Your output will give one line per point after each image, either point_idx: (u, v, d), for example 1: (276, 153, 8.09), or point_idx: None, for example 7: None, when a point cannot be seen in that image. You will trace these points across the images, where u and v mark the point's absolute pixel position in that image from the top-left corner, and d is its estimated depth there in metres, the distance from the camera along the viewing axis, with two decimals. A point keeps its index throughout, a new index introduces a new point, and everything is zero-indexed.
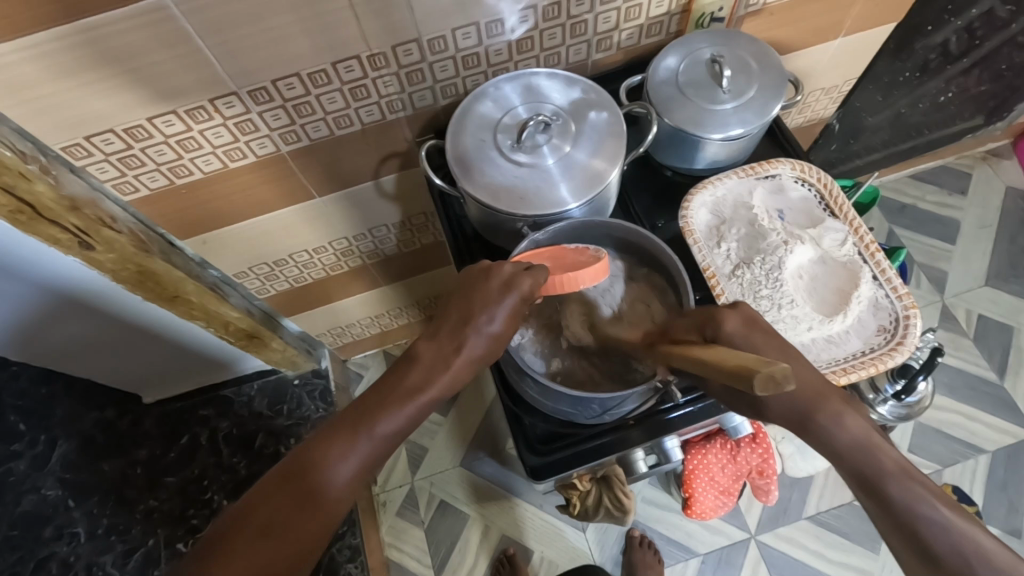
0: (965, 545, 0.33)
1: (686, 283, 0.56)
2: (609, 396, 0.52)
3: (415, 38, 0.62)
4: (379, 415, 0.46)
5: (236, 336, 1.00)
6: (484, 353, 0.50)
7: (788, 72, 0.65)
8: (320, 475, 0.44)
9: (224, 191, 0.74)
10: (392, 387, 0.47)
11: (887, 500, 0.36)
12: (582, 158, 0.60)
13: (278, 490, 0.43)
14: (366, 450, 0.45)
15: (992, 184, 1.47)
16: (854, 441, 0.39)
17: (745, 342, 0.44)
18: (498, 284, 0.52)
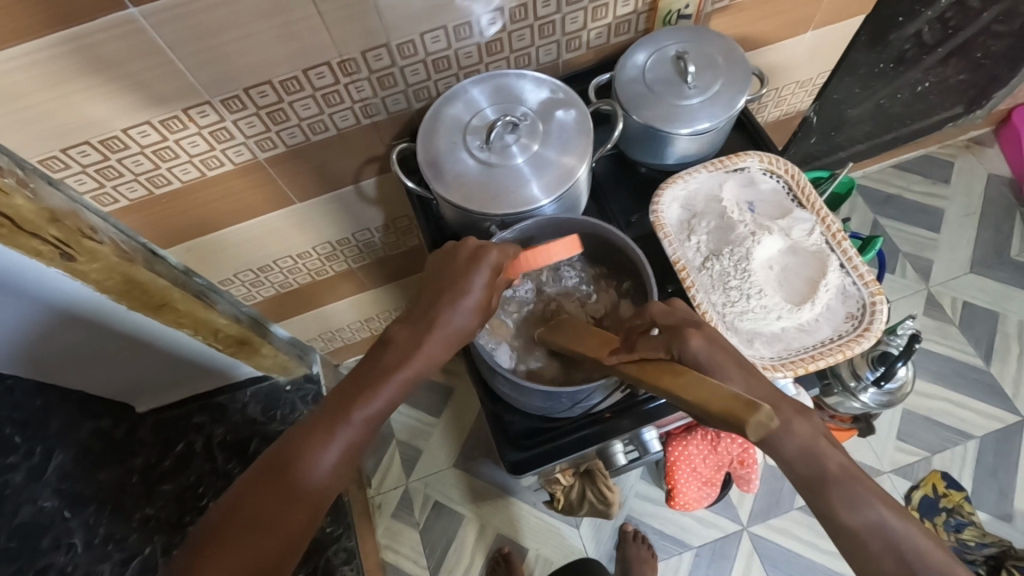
0: (903, 541, 0.37)
1: (649, 276, 0.57)
2: (576, 389, 0.54)
3: (385, 44, 0.63)
4: (358, 400, 0.47)
5: (225, 343, 1.01)
6: (463, 326, 0.51)
7: (753, 66, 0.66)
8: (303, 464, 0.45)
9: (202, 199, 0.75)
10: (369, 373, 0.48)
11: (830, 511, 0.40)
12: (551, 156, 0.61)
13: (262, 483, 0.44)
14: (347, 436, 0.46)
15: (975, 172, 1.48)
16: (803, 447, 0.40)
17: (710, 361, 0.44)
18: (465, 257, 0.53)
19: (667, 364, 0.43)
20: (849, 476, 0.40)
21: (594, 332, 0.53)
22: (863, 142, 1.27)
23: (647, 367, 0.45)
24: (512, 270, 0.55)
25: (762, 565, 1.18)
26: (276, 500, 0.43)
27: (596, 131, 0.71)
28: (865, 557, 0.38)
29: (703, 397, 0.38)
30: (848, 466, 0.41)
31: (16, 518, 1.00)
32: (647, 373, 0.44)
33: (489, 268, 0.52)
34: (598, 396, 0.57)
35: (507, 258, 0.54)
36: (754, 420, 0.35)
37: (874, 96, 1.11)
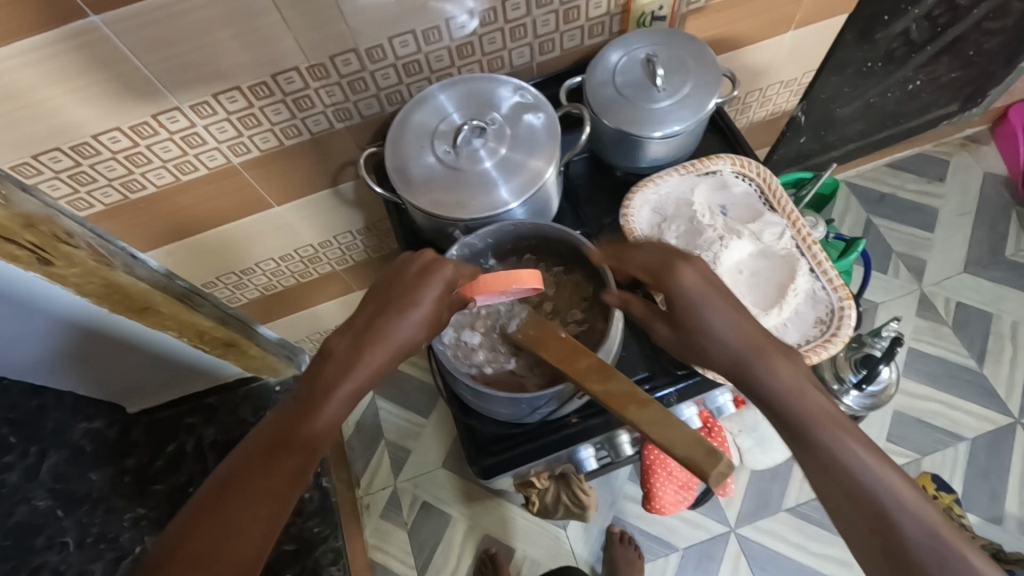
0: (876, 484, 0.42)
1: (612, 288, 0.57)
2: (534, 395, 0.53)
3: (353, 48, 0.63)
4: (303, 418, 0.48)
5: (212, 345, 1.02)
6: (410, 338, 0.51)
7: (723, 67, 0.65)
8: (245, 491, 0.45)
9: (180, 203, 0.75)
10: (310, 389, 0.49)
11: (818, 450, 0.44)
12: (519, 160, 0.61)
13: (204, 517, 0.44)
14: (291, 456, 0.47)
15: (971, 170, 1.47)
16: (786, 389, 0.47)
17: (697, 296, 0.51)
18: (417, 272, 0.54)
19: (631, 392, 0.46)
20: (830, 428, 0.45)
21: (564, 340, 0.51)
22: (855, 142, 1.27)
23: (614, 393, 0.46)
24: (472, 290, 0.55)
25: (749, 567, 1.17)
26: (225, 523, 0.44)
27: (567, 135, 0.71)
28: (848, 502, 0.43)
29: (667, 436, 0.43)
30: (835, 413, 0.46)
31: (13, 517, 0.97)
32: (613, 402, 0.46)
33: (441, 283, 0.53)
34: (556, 402, 0.56)
35: (462, 276, 0.55)
36: (714, 471, 0.40)
37: (864, 95, 1.10)
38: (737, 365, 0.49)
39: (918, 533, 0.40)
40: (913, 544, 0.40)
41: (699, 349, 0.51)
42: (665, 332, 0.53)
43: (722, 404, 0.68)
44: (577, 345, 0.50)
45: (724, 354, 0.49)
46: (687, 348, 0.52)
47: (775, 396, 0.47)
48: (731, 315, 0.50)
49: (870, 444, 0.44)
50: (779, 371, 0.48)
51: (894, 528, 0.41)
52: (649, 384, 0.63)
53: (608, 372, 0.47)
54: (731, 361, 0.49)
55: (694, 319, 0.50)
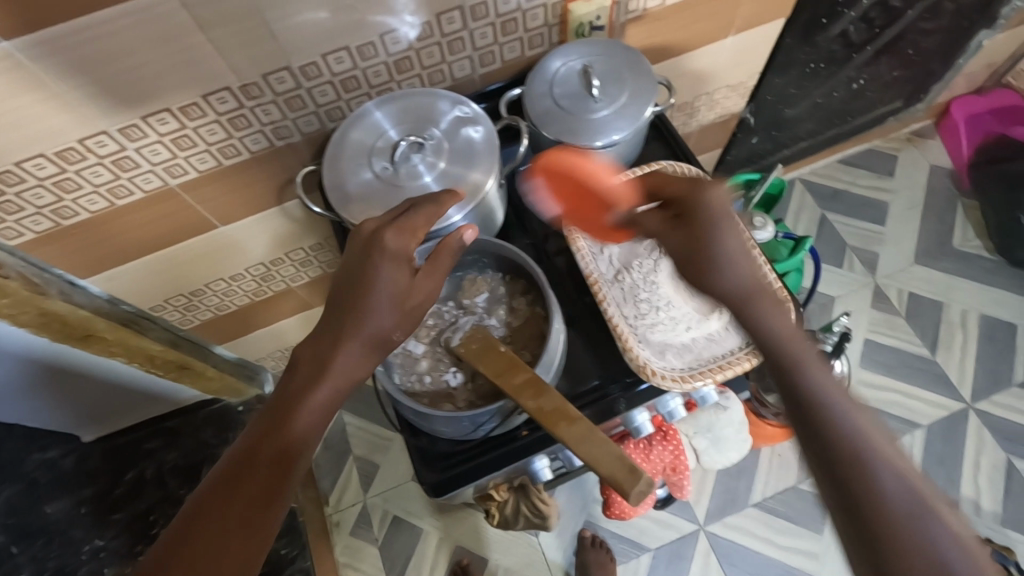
0: (854, 421, 0.42)
1: (553, 305, 0.57)
2: (473, 413, 0.53)
3: (286, 67, 0.62)
4: (280, 424, 0.47)
5: (167, 368, 0.99)
6: (391, 326, 0.51)
7: (658, 75, 0.66)
8: (225, 505, 0.44)
9: (118, 228, 0.73)
10: (285, 395, 0.48)
11: (805, 388, 0.44)
12: (457, 173, 0.61)
13: (184, 540, 0.42)
14: (271, 463, 0.45)
15: (918, 164, 1.51)
16: (776, 328, 0.48)
17: (720, 221, 0.51)
18: (369, 249, 0.52)
19: (561, 408, 0.48)
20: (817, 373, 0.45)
21: (502, 353, 0.51)
22: (807, 140, 1.29)
23: (547, 409, 0.48)
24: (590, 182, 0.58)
25: (719, 563, 1.19)
26: (207, 538, 0.42)
27: (503, 144, 0.71)
28: (825, 437, 0.42)
29: (594, 456, 0.47)
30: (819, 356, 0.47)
31: None
32: (542, 418, 0.48)
33: (390, 257, 0.52)
34: (498, 418, 0.56)
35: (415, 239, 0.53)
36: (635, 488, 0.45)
37: (811, 96, 1.12)
38: (741, 298, 0.50)
39: (894, 478, 0.39)
40: (886, 490, 0.38)
41: (708, 271, 0.50)
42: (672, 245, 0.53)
43: (674, 408, 0.67)
44: (515, 359, 0.50)
45: (725, 284, 0.50)
46: (689, 266, 0.51)
47: (764, 332, 0.48)
48: (743, 248, 0.51)
49: (849, 392, 0.44)
50: (773, 314, 0.49)
51: (868, 461, 0.40)
52: (598, 386, 0.63)
53: (541, 387, 0.49)
54: (734, 295, 0.50)
55: (709, 240, 0.50)
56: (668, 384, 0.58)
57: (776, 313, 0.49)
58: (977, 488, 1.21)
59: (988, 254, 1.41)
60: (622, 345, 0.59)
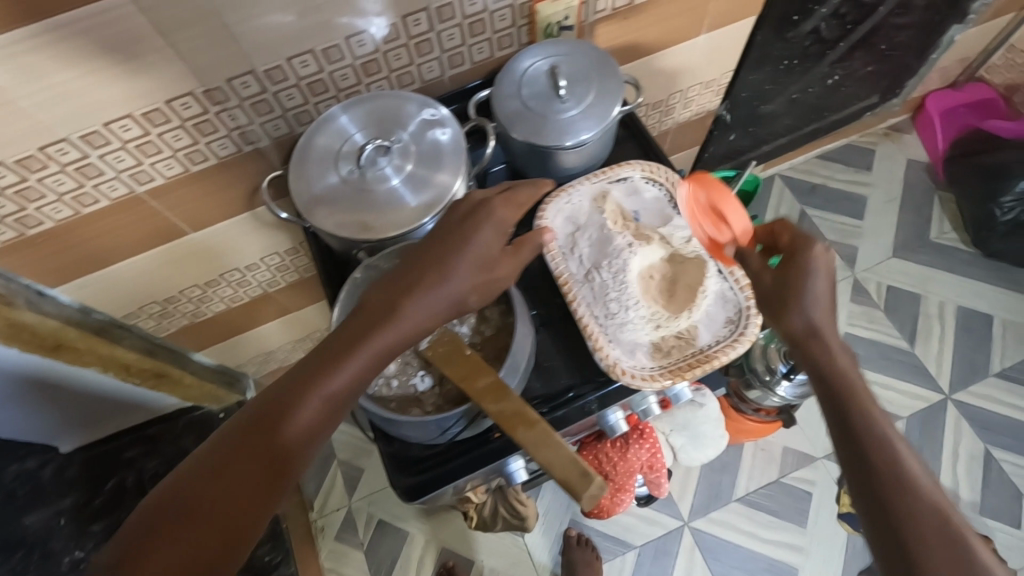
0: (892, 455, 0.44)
1: (519, 310, 0.57)
2: (439, 418, 0.53)
3: (250, 71, 0.61)
4: (327, 370, 0.45)
5: (143, 377, 0.97)
6: (466, 289, 0.50)
7: (625, 74, 0.66)
8: (262, 439, 0.43)
9: (82, 237, 0.72)
10: (340, 342, 0.47)
11: (850, 420, 0.47)
12: (426, 176, 0.61)
13: (212, 467, 0.43)
14: (313, 408, 0.45)
15: (895, 159, 1.53)
16: (823, 359, 0.50)
17: (806, 270, 0.51)
18: (465, 218, 0.52)
19: (522, 412, 0.49)
20: (870, 416, 0.46)
21: (466, 355, 0.51)
22: (784, 136, 1.30)
23: (508, 413, 0.49)
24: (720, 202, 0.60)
25: (704, 559, 1.19)
26: (193, 530, 0.41)
27: (470, 143, 0.72)
28: (874, 480, 0.44)
29: (548, 459, 0.48)
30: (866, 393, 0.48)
31: None
32: (502, 421, 0.49)
33: (492, 227, 0.52)
34: (464, 422, 0.56)
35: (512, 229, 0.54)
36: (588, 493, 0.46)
37: (785, 92, 1.13)
38: (808, 331, 0.50)
39: (927, 508, 0.42)
40: (923, 517, 0.41)
41: (792, 308, 0.51)
42: (764, 278, 0.55)
43: (648, 405, 0.66)
44: (479, 363, 0.50)
45: (796, 313, 0.51)
46: (773, 303, 0.52)
47: (813, 363, 0.50)
48: (826, 293, 0.51)
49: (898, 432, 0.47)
50: (828, 347, 0.50)
51: (911, 492, 0.42)
52: (573, 393, 0.63)
53: (503, 391, 0.49)
54: (801, 327, 0.51)
55: (799, 279, 0.51)
56: (637, 383, 0.59)
57: (839, 350, 0.50)
58: (956, 478, 1.22)
59: (964, 246, 1.42)
60: (592, 345, 0.60)
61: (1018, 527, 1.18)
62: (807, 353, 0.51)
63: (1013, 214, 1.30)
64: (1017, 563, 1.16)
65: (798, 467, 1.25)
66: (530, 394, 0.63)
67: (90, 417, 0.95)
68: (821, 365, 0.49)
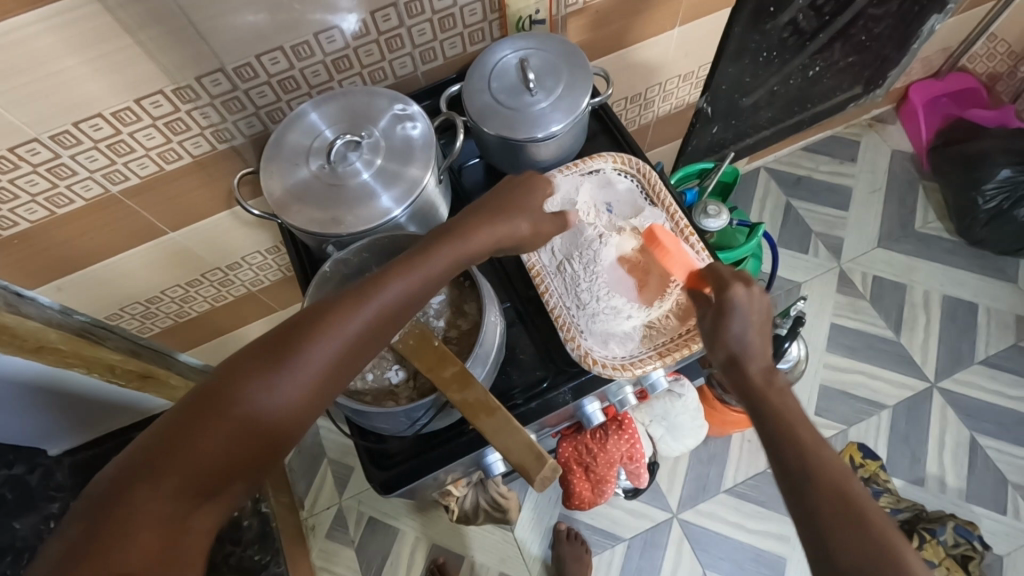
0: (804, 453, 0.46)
1: (486, 300, 0.56)
2: (408, 408, 0.53)
3: (219, 68, 0.62)
4: (336, 323, 0.45)
5: (127, 378, 0.94)
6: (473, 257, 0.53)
7: (594, 66, 0.66)
8: (269, 391, 0.41)
9: (55, 239, 0.72)
10: (345, 298, 0.46)
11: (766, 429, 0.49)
12: (396, 169, 0.61)
13: (212, 419, 0.39)
14: (321, 360, 0.43)
15: (879, 149, 1.53)
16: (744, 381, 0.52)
17: (737, 311, 0.53)
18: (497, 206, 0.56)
19: (484, 401, 0.50)
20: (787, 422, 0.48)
21: (434, 345, 0.51)
22: (768, 128, 1.31)
23: (471, 401, 0.50)
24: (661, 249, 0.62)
25: (692, 550, 1.20)
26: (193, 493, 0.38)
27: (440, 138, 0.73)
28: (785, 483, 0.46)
29: (506, 445, 0.49)
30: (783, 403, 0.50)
31: None
32: (465, 409, 0.50)
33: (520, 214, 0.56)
34: (434, 414, 0.56)
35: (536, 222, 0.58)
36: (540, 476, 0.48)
37: (765, 84, 1.13)
38: (731, 360, 0.53)
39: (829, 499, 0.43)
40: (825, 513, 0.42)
41: (718, 346, 0.54)
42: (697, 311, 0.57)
43: (625, 396, 0.67)
44: (446, 352, 0.51)
45: (718, 349, 0.54)
46: (707, 341, 0.55)
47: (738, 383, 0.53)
48: (755, 326, 0.54)
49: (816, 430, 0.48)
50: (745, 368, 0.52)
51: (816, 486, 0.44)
52: (547, 384, 0.63)
53: (467, 379, 0.50)
54: (723, 358, 0.54)
55: (723, 316, 0.54)
56: (609, 372, 0.60)
57: (762, 374, 0.52)
58: (943, 465, 1.23)
59: (948, 235, 1.43)
60: (564, 336, 0.61)
61: (1003, 513, 1.19)
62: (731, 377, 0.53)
63: (995, 202, 1.31)
64: (1003, 549, 1.17)
65: None
66: (504, 386, 0.63)
67: (86, 420, 0.92)
68: (745, 388, 0.52)
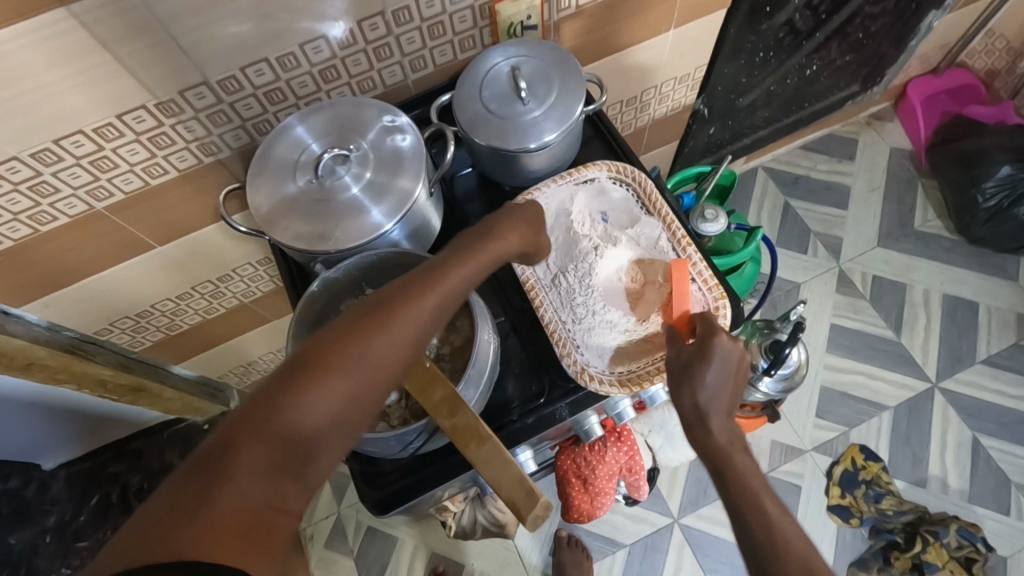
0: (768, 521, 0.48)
1: (478, 319, 0.55)
2: (399, 432, 0.52)
3: (203, 81, 0.60)
4: (383, 326, 0.44)
5: (121, 395, 0.89)
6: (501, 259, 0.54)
7: (586, 73, 0.64)
8: (319, 397, 0.40)
9: (41, 255, 0.71)
10: (392, 300, 0.45)
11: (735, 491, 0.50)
12: (385, 182, 0.59)
13: (265, 425, 0.39)
14: (370, 367, 0.43)
15: (878, 147, 1.52)
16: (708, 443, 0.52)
17: (716, 366, 0.52)
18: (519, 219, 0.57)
19: (474, 428, 0.48)
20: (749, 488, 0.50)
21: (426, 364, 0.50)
22: (766, 128, 1.29)
23: (461, 429, 0.48)
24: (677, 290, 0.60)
25: (693, 555, 1.19)
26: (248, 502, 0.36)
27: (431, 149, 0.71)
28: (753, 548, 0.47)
29: (496, 476, 0.47)
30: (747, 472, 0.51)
31: None
32: (455, 435, 0.48)
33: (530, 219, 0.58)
34: (427, 435, 0.55)
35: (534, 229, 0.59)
36: (532, 517, 0.46)
37: (762, 84, 1.12)
38: (698, 410, 0.52)
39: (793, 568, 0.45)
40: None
41: (688, 388, 0.52)
42: (671, 351, 0.55)
43: (623, 409, 0.66)
44: (437, 375, 0.49)
45: (686, 399, 0.52)
46: (675, 380, 0.54)
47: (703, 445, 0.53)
48: (729, 380, 0.53)
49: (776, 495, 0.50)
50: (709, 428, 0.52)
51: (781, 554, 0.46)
52: (544, 400, 0.62)
53: (457, 404, 0.48)
54: (692, 410, 0.52)
55: (701, 362, 0.52)
56: (605, 389, 0.59)
57: (727, 435, 0.52)
58: (945, 467, 1.22)
59: (948, 233, 1.42)
60: (559, 352, 0.60)
61: (1006, 514, 1.18)
62: (693, 434, 0.53)
63: (995, 200, 1.29)
64: (1006, 550, 1.16)
65: (786, 460, 1.24)
66: (499, 402, 0.62)
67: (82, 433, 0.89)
68: (710, 448, 0.52)
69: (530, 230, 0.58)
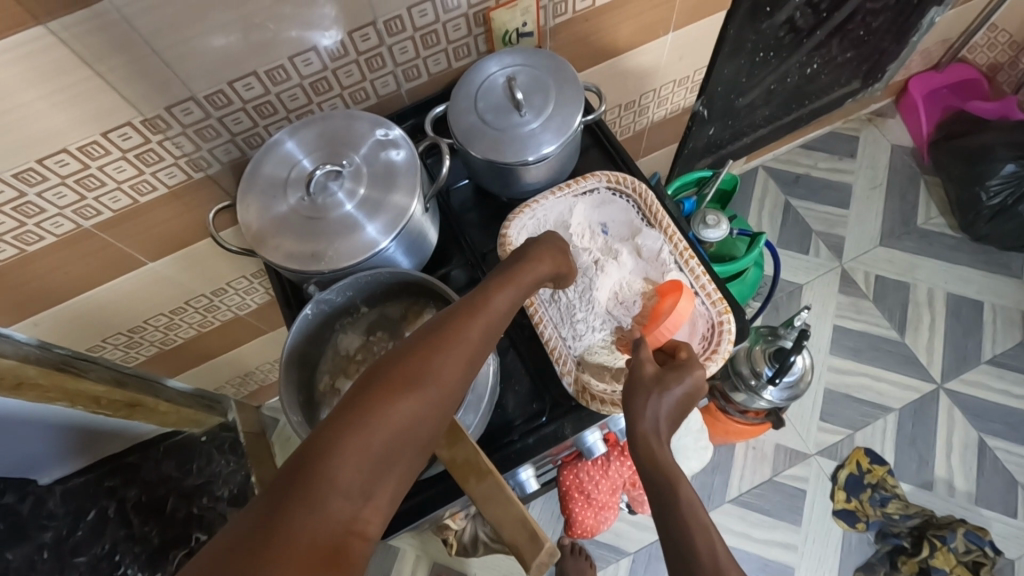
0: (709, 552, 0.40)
1: None
2: None
3: (189, 97, 0.58)
4: (442, 347, 0.44)
5: (115, 408, 0.84)
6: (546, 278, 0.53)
7: (584, 82, 0.62)
8: (386, 416, 0.40)
9: (28, 275, 0.69)
10: (448, 324, 0.45)
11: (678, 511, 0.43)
12: (378, 198, 0.58)
13: (337, 443, 0.38)
14: (433, 388, 0.42)
15: (879, 144, 1.50)
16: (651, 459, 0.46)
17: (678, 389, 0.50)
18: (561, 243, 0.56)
19: (474, 462, 0.46)
20: (691, 511, 0.43)
21: None
22: (766, 127, 1.27)
23: (460, 461, 0.46)
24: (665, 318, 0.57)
25: None
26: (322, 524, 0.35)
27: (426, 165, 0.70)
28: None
29: (500, 517, 0.45)
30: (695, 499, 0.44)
31: None
32: (455, 470, 0.46)
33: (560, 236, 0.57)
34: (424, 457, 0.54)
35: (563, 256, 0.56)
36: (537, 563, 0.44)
37: (762, 83, 1.10)
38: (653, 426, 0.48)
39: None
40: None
41: (654, 393, 0.49)
42: (647, 363, 0.52)
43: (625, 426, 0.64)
44: None
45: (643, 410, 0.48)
46: (639, 381, 0.50)
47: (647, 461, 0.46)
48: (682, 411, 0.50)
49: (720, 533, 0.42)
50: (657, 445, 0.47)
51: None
52: (546, 419, 0.60)
53: (457, 435, 0.47)
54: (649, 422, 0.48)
55: (677, 380, 0.50)
56: (607, 408, 0.56)
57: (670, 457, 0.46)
58: (951, 469, 1.21)
59: (951, 231, 1.40)
60: (559, 370, 0.58)
61: (1012, 516, 1.17)
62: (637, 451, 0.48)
63: (1000, 197, 1.28)
64: (1014, 552, 1.15)
65: (790, 464, 1.23)
66: (500, 422, 0.61)
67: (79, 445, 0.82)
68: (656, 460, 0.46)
69: (562, 254, 0.56)
